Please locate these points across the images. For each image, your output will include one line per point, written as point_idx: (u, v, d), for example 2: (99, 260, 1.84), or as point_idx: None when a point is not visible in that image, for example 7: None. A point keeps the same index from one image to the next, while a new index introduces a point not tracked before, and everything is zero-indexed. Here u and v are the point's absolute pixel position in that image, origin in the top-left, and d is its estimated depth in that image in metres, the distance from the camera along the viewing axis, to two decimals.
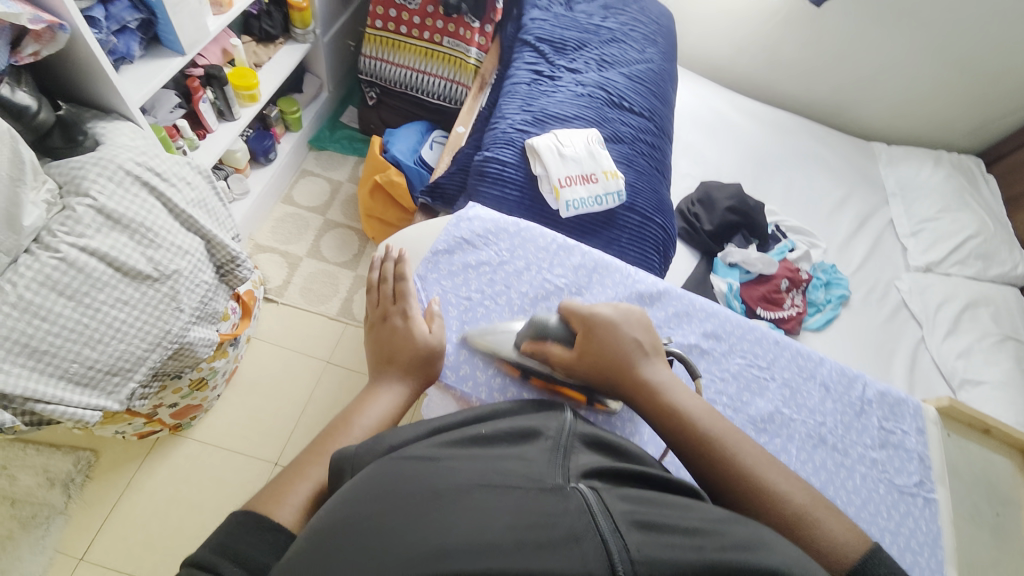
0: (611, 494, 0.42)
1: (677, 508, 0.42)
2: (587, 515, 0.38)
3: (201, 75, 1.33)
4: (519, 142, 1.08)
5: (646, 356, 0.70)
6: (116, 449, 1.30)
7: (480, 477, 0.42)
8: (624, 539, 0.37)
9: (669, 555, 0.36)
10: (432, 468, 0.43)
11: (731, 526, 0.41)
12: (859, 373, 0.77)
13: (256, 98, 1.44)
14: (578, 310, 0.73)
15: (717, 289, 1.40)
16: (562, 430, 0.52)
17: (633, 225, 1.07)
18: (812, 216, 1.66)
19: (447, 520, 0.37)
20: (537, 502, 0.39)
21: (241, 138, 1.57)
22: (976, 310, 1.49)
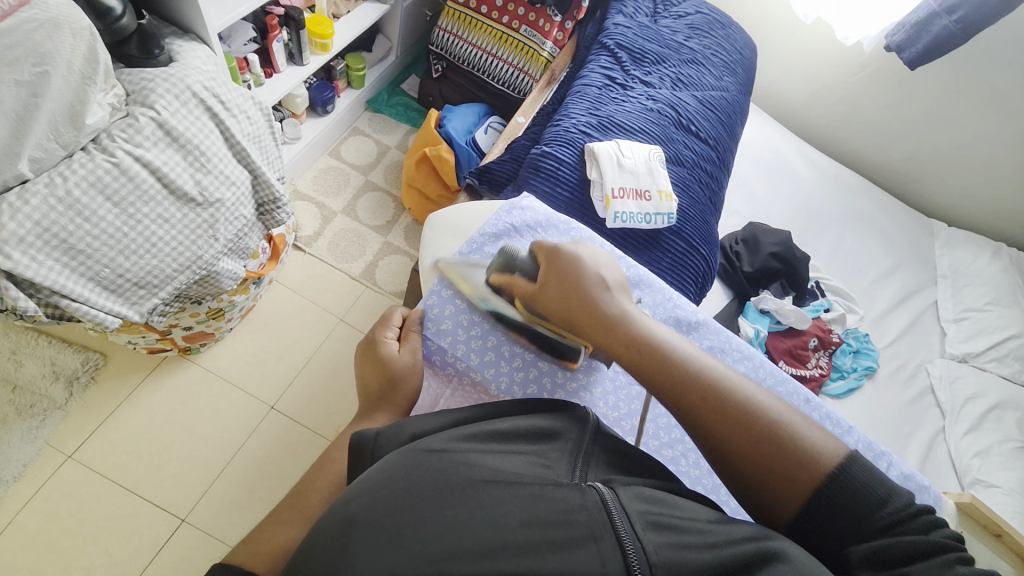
0: (624, 492, 0.43)
1: (687, 509, 0.44)
2: (602, 515, 0.40)
3: (281, 14, 1.33)
4: (580, 144, 1.06)
5: (607, 288, 0.67)
6: (124, 358, 1.32)
7: (493, 472, 0.43)
8: (639, 540, 0.39)
9: (682, 556, 0.38)
10: (442, 462, 0.44)
11: (737, 525, 0.42)
12: (885, 452, 0.72)
13: (328, 48, 1.45)
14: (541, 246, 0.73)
15: (744, 332, 1.36)
16: (580, 433, 0.51)
17: (677, 251, 1.04)
18: (854, 280, 1.61)
19: (465, 520, 0.39)
20: (552, 502, 0.41)
21: (304, 84, 1.58)
22: (1005, 412, 1.42)
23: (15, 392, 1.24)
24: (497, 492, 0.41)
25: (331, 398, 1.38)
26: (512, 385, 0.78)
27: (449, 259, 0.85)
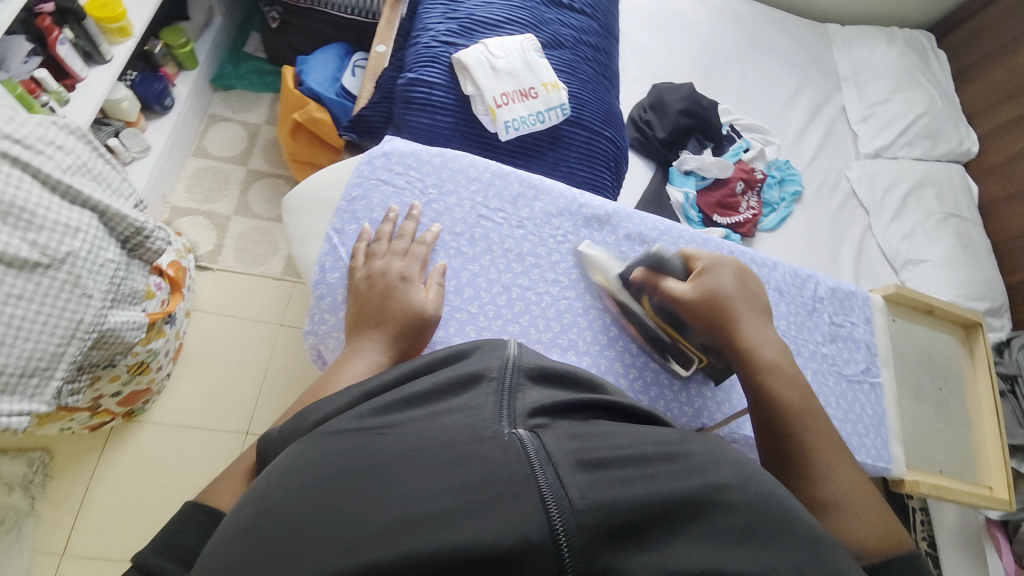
0: (553, 432, 0.37)
1: (626, 435, 0.38)
2: (525, 467, 0.33)
3: (54, 11, 1.08)
4: (446, 58, 0.93)
5: (762, 322, 0.66)
6: (69, 445, 1.22)
7: (409, 442, 0.36)
8: (565, 489, 0.32)
9: (615, 495, 0.33)
10: (352, 443, 0.37)
11: (686, 446, 0.38)
12: (811, 273, 0.74)
13: (130, 31, 1.21)
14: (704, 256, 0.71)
15: (674, 200, 1.35)
16: (505, 368, 0.44)
17: (581, 141, 0.98)
18: (766, 112, 1.60)
19: (371, 503, 0.33)
20: (474, 460, 0.34)
21: (123, 84, 1.33)
22: (921, 192, 1.52)
23: None
24: (409, 465, 0.34)
25: None
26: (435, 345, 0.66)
27: (322, 240, 0.71)
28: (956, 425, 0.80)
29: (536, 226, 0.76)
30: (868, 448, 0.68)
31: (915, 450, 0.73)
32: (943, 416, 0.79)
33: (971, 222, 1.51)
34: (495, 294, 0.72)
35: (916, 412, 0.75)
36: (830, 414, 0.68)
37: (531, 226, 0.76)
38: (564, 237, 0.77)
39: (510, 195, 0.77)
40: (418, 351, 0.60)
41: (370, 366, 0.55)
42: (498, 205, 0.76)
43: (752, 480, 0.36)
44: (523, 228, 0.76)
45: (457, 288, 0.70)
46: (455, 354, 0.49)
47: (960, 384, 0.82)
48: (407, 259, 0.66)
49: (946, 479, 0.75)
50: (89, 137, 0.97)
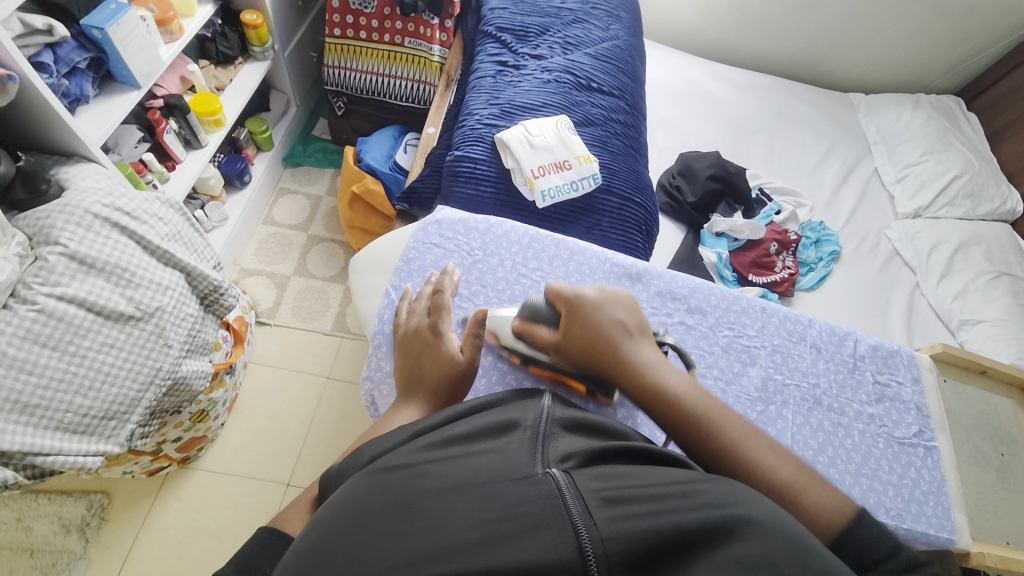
0: (578, 470, 0.40)
1: (650, 475, 0.41)
2: (555, 502, 0.37)
3: (162, 106, 1.30)
4: (489, 137, 1.04)
5: (630, 336, 0.65)
6: (127, 488, 1.27)
7: (451, 477, 0.40)
8: (591, 518, 0.36)
9: (638, 529, 0.36)
10: (398, 477, 0.41)
11: (706, 485, 0.40)
12: (849, 330, 0.74)
13: (222, 122, 1.42)
14: (558, 291, 0.69)
15: (707, 260, 1.39)
16: (539, 418, 0.47)
17: (613, 208, 1.03)
18: (795, 177, 1.64)
19: (418, 527, 0.36)
20: (508, 493, 0.37)
21: (212, 164, 1.54)
22: (968, 250, 1.48)
23: (32, 559, 1.18)
24: (451, 497, 0.37)
25: None
26: (476, 392, 0.71)
27: (381, 296, 0.79)
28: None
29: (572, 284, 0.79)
30: (928, 516, 0.64)
31: (978, 517, 0.68)
32: (1010, 483, 0.72)
33: None
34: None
35: (979, 478, 0.71)
36: (883, 478, 0.65)
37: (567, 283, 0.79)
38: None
39: (546, 255, 0.82)
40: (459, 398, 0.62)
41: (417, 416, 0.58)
42: (536, 265, 0.81)
43: (777, 519, 0.37)
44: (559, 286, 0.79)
45: (498, 339, 0.76)
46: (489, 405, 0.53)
47: None
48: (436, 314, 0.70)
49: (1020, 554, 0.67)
50: (182, 209, 1.13)
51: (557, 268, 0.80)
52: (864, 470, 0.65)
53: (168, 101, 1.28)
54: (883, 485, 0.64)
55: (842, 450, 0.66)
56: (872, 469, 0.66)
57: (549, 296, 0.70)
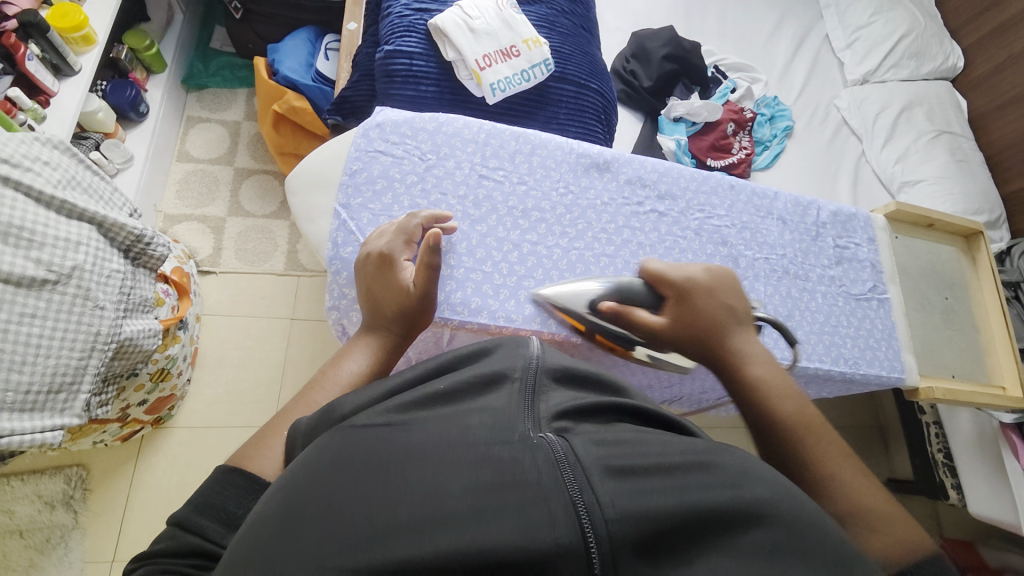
0: (577, 434, 0.37)
1: (656, 443, 0.38)
2: (554, 470, 0.34)
3: (16, 28, 1.05)
4: (422, 25, 0.90)
5: (738, 328, 0.62)
6: (104, 457, 1.22)
7: (436, 439, 0.37)
8: (595, 492, 0.32)
9: (647, 503, 0.32)
10: (378, 438, 0.38)
11: (718, 457, 0.37)
12: (813, 199, 0.74)
13: (93, 39, 1.16)
14: (667, 274, 0.64)
15: (666, 148, 1.34)
16: (529, 368, 0.44)
17: (569, 97, 0.95)
18: (749, 52, 1.57)
19: (396, 493, 0.33)
20: (501, 454, 0.35)
21: (95, 94, 1.29)
22: (910, 113, 1.50)
23: (23, 538, 1.15)
24: (435, 459, 0.35)
25: None
26: (453, 307, 0.66)
27: (330, 217, 0.70)
28: (967, 333, 0.79)
29: (537, 182, 0.72)
30: (881, 360, 0.69)
31: (924, 356, 0.74)
32: (953, 324, 0.78)
33: (963, 137, 1.48)
34: (506, 252, 0.69)
35: (926, 323, 0.76)
36: (842, 333, 0.69)
37: (532, 181, 0.72)
38: (565, 188, 0.72)
39: (507, 152, 0.73)
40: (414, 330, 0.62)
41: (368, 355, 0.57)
42: (498, 164, 0.73)
43: (796, 502, 0.35)
44: (524, 184, 0.72)
45: (469, 250, 0.69)
46: (467, 356, 0.48)
47: (967, 291, 0.81)
48: (395, 234, 0.64)
49: (961, 383, 0.74)
50: (75, 151, 0.96)
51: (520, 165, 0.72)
52: (825, 327, 0.69)
53: (22, 20, 1.04)
54: (841, 338, 0.69)
55: (806, 312, 0.69)
56: (833, 325, 0.69)
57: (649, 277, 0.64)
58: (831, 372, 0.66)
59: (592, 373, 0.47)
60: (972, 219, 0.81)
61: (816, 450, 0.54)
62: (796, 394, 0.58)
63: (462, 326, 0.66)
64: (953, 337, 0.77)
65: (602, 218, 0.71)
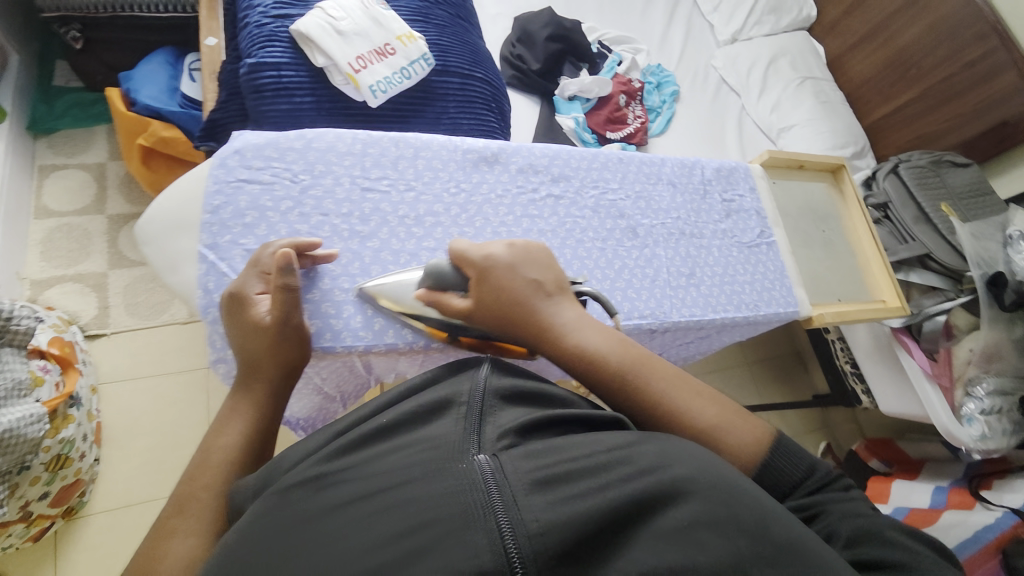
0: (511, 453, 0.38)
1: (584, 443, 0.40)
2: (482, 494, 0.34)
3: None
4: (284, 32, 0.83)
5: (548, 295, 0.56)
6: (17, 565, 1.07)
7: (367, 486, 0.36)
8: (518, 508, 0.34)
9: (570, 510, 0.34)
10: (311, 494, 0.37)
11: (638, 447, 0.39)
12: (695, 159, 0.77)
13: None
14: (468, 252, 0.57)
15: (566, 127, 1.37)
16: (474, 392, 0.45)
17: (456, 90, 0.93)
18: (629, 24, 1.63)
19: (322, 552, 0.32)
20: (430, 493, 0.35)
21: None
22: (777, 64, 1.63)
23: None
24: (361, 511, 0.34)
25: None
26: (356, 333, 0.60)
27: (197, 262, 0.59)
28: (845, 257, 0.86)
29: (426, 185, 0.65)
30: (777, 299, 0.74)
31: (812, 287, 0.81)
32: (833, 254, 0.86)
33: (824, 80, 1.62)
34: (403, 264, 0.62)
35: (809, 258, 0.83)
36: (740, 280, 0.73)
37: (420, 185, 0.64)
38: (456, 187, 0.65)
39: (389, 158, 0.65)
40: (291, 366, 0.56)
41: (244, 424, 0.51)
42: (381, 173, 0.64)
43: (716, 472, 0.38)
44: (414, 190, 0.64)
45: (362, 269, 0.62)
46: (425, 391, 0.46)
47: (840, 223, 0.89)
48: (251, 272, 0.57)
49: (846, 306, 0.82)
50: None
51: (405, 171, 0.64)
52: (726, 278, 0.73)
53: None
54: (741, 286, 0.73)
55: (707, 268, 0.72)
56: (732, 275, 0.74)
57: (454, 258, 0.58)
58: (737, 319, 0.70)
59: (536, 387, 0.48)
60: (831, 156, 0.89)
61: (650, 393, 0.51)
62: (630, 349, 0.54)
63: (370, 351, 0.60)
64: (833, 264, 0.84)
65: (499, 212, 0.65)
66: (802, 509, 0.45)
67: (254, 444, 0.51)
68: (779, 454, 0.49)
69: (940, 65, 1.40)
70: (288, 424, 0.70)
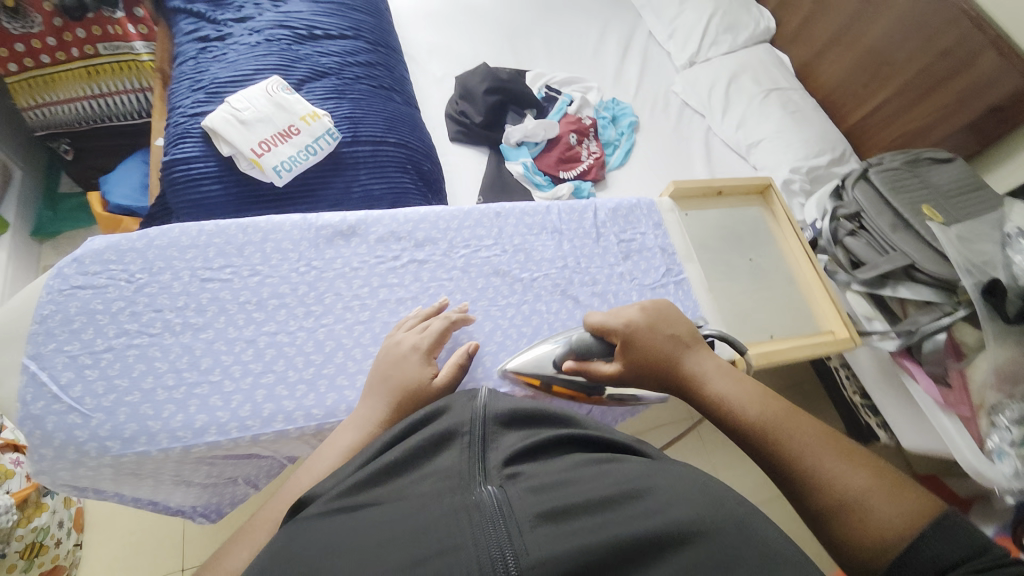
0: (515, 487, 0.40)
1: (590, 479, 0.40)
2: (490, 530, 0.36)
3: None
4: (197, 128, 0.89)
5: (687, 351, 0.61)
6: None
7: (405, 507, 0.39)
8: (522, 541, 0.35)
9: (570, 543, 0.35)
10: (346, 517, 0.39)
11: (652, 482, 0.40)
12: (585, 203, 0.74)
13: None
14: (608, 323, 0.60)
15: (516, 172, 1.36)
16: (476, 422, 0.47)
17: (366, 157, 0.95)
18: (581, 65, 1.64)
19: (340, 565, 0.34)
20: (446, 524, 0.37)
21: None
22: (739, 80, 1.56)
23: None
24: (384, 533, 0.37)
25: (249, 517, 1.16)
26: (175, 433, 0.50)
27: (15, 378, 0.50)
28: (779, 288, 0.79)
29: (273, 267, 0.59)
30: None
31: (737, 326, 0.72)
32: (764, 286, 0.78)
33: (792, 89, 1.54)
34: (239, 352, 0.54)
35: (736, 293, 0.76)
36: None
37: (266, 268, 0.59)
38: (307, 266, 0.60)
39: (228, 245, 0.59)
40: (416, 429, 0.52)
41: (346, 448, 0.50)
42: (225, 261, 0.58)
43: (737, 521, 0.37)
44: (258, 274, 0.58)
45: (190, 362, 0.53)
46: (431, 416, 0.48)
47: (774, 249, 0.82)
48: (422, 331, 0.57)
49: (778, 342, 0.73)
50: None
51: (250, 255, 0.59)
52: None
53: None
54: None
55: None
56: None
57: (593, 329, 0.62)
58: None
59: (540, 410, 0.50)
60: (754, 177, 0.83)
61: (791, 447, 0.52)
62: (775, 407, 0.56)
63: (189, 454, 0.49)
64: (760, 298, 0.76)
65: (353, 284, 0.61)
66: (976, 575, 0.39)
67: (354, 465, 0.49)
68: (927, 531, 0.44)
69: (914, 56, 1.28)
70: (184, 514, 0.67)
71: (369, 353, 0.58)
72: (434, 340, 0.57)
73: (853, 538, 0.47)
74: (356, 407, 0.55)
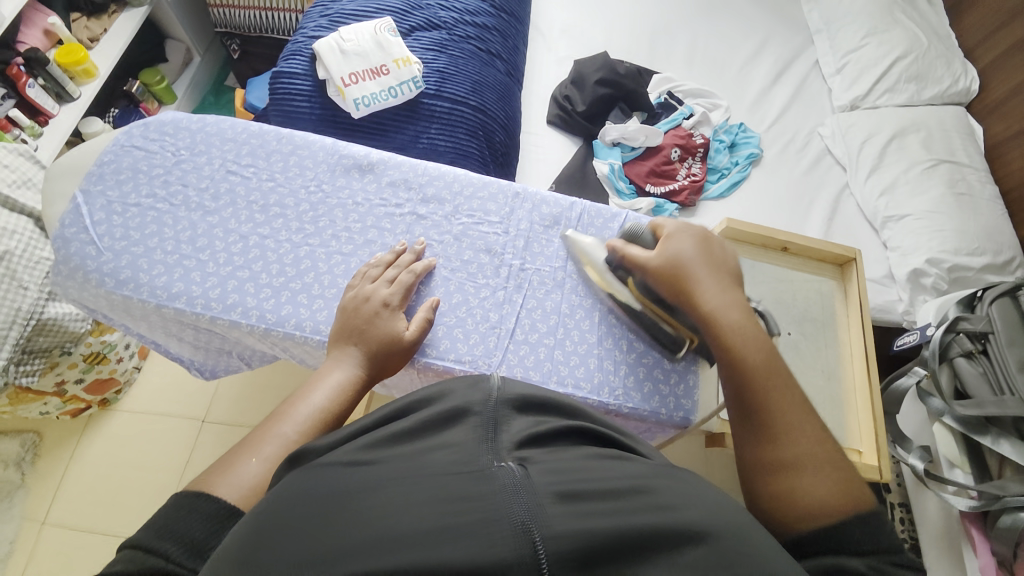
0: (532, 464, 0.33)
1: (604, 468, 0.34)
2: (509, 496, 0.30)
3: (21, 61, 1.20)
4: (309, 49, 0.98)
5: (725, 279, 0.60)
6: (57, 426, 1.26)
7: (401, 471, 0.32)
8: (540, 514, 0.29)
9: (595, 528, 0.29)
10: (333, 475, 0.33)
11: (657, 481, 0.34)
12: (615, 211, 0.75)
13: (94, 72, 1.32)
14: (663, 226, 0.65)
15: (600, 172, 1.28)
16: (487, 401, 0.39)
17: (442, 113, 0.98)
18: (719, 78, 1.48)
19: (342, 530, 0.29)
20: (449, 485, 0.31)
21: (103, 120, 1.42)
22: (905, 138, 1.29)
23: None
24: (385, 491, 0.31)
25: (261, 398, 1.31)
26: (154, 291, 0.61)
27: (69, 202, 0.66)
28: (807, 379, 0.75)
29: (288, 179, 0.69)
30: (664, 396, 0.65)
31: None
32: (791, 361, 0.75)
33: (970, 167, 1.25)
34: (229, 243, 0.65)
35: None
36: (619, 358, 0.66)
37: (282, 178, 0.69)
38: (317, 187, 0.70)
39: (265, 151, 0.71)
40: (389, 375, 0.58)
41: (342, 380, 0.54)
42: (252, 162, 0.70)
43: (744, 529, 0.33)
44: (274, 181, 0.69)
45: (190, 237, 0.64)
46: (427, 397, 0.42)
47: (814, 326, 0.78)
48: (394, 286, 0.62)
49: None
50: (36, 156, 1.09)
51: (273, 163, 0.70)
52: (603, 348, 0.67)
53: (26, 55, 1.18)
54: (616, 364, 0.66)
55: (579, 330, 0.68)
56: (614, 348, 0.67)
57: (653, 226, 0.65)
58: (588, 401, 0.63)
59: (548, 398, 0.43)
60: (837, 246, 0.78)
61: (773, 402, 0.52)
62: (772, 349, 0.55)
63: (159, 310, 0.61)
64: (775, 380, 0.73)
65: (348, 217, 0.69)
66: (874, 571, 0.40)
67: (345, 397, 0.53)
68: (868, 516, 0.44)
69: None
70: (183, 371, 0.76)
71: (336, 283, 0.64)
72: (402, 294, 0.62)
73: (791, 509, 0.47)
74: (311, 324, 0.62)
